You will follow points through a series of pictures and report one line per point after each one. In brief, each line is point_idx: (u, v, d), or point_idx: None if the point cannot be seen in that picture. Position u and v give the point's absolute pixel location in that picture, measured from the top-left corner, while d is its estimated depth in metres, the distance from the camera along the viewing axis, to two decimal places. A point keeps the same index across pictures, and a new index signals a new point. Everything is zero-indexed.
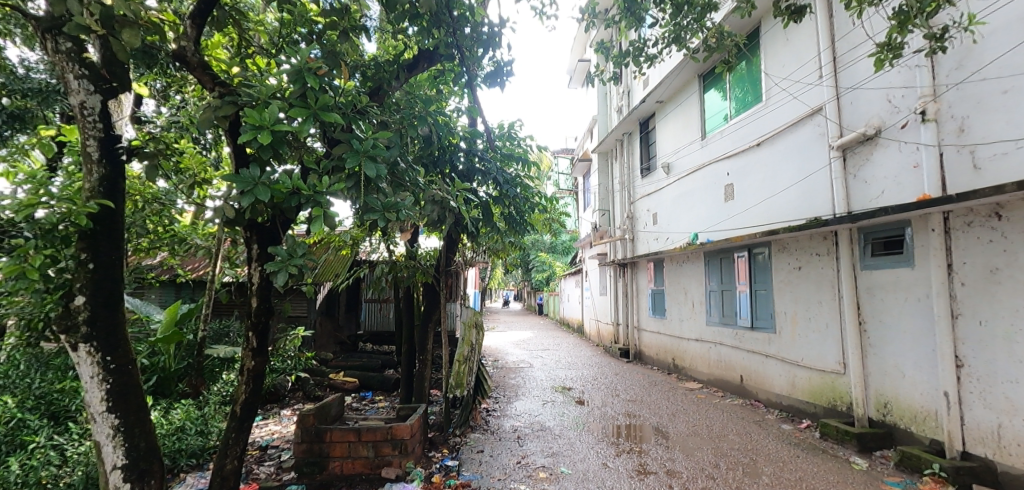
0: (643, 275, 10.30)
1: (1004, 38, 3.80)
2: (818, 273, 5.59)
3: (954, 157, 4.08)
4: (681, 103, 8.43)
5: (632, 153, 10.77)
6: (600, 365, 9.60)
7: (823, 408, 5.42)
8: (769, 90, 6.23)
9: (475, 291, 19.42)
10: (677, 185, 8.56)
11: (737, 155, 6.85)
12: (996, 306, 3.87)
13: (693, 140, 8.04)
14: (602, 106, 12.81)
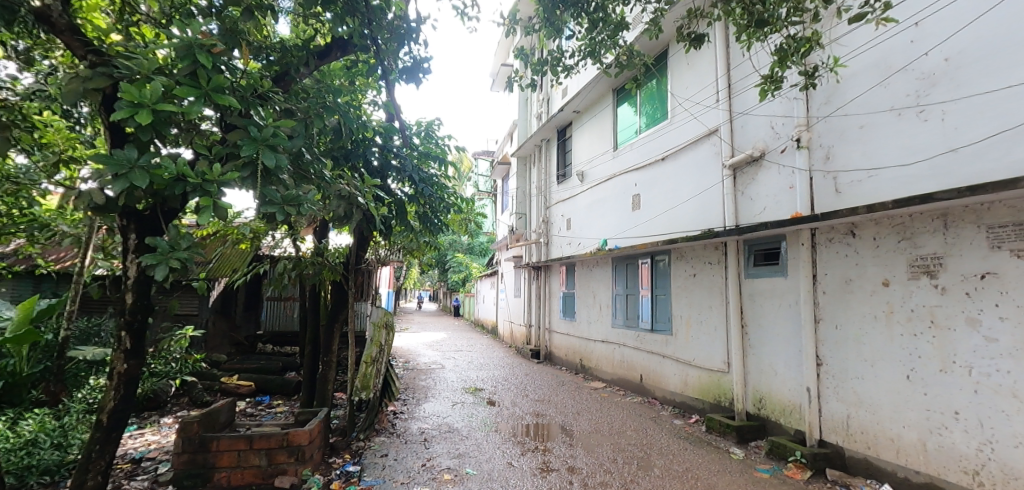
0: (555, 277, 10.63)
1: (860, 79, 4.44)
2: (709, 280, 6.10)
3: (821, 182, 4.67)
4: (596, 114, 8.81)
5: (549, 159, 11.09)
6: (512, 366, 9.76)
7: (709, 404, 5.92)
8: (674, 109, 6.69)
9: (388, 291, 19.00)
10: (590, 192, 8.94)
11: (645, 167, 7.27)
12: (849, 311, 4.50)
13: (606, 151, 8.44)
14: (523, 111, 13.09)
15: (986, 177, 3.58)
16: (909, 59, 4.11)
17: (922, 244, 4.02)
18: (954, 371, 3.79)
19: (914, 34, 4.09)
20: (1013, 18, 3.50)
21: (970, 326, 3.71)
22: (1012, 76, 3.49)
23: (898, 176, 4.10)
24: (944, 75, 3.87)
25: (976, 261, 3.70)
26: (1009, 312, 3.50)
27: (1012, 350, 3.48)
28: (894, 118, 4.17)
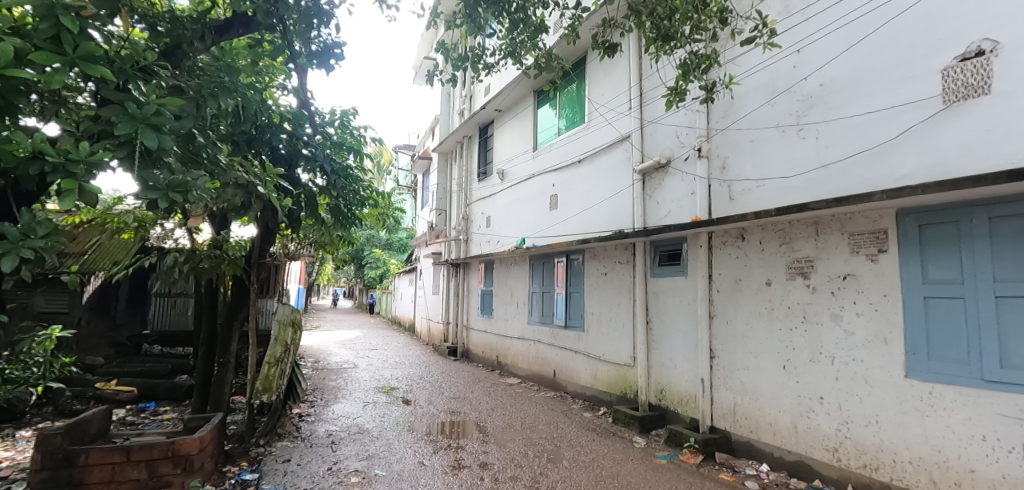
0: (474, 274, 10.65)
1: (751, 97, 4.89)
2: (619, 279, 6.41)
3: (717, 189, 5.08)
4: (518, 114, 8.94)
5: (470, 156, 11.08)
6: (428, 364, 9.65)
7: (616, 396, 6.23)
8: (591, 113, 6.96)
9: (298, 288, 17.99)
10: (510, 191, 9.04)
11: (563, 168, 7.49)
12: (737, 308, 4.94)
13: (526, 151, 8.59)
14: (445, 107, 12.98)
15: (849, 191, 4.14)
16: (792, 82, 4.60)
17: (798, 248, 4.52)
18: (821, 361, 4.32)
19: (796, 61, 4.59)
20: (873, 55, 4.07)
21: (834, 321, 4.26)
22: (870, 104, 4.06)
23: (781, 187, 4.58)
24: (819, 99, 4.39)
25: (840, 263, 4.25)
26: (864, 309, 4.09)
27: (866, 342, 4.07)
28: (779, 134, 4.64)
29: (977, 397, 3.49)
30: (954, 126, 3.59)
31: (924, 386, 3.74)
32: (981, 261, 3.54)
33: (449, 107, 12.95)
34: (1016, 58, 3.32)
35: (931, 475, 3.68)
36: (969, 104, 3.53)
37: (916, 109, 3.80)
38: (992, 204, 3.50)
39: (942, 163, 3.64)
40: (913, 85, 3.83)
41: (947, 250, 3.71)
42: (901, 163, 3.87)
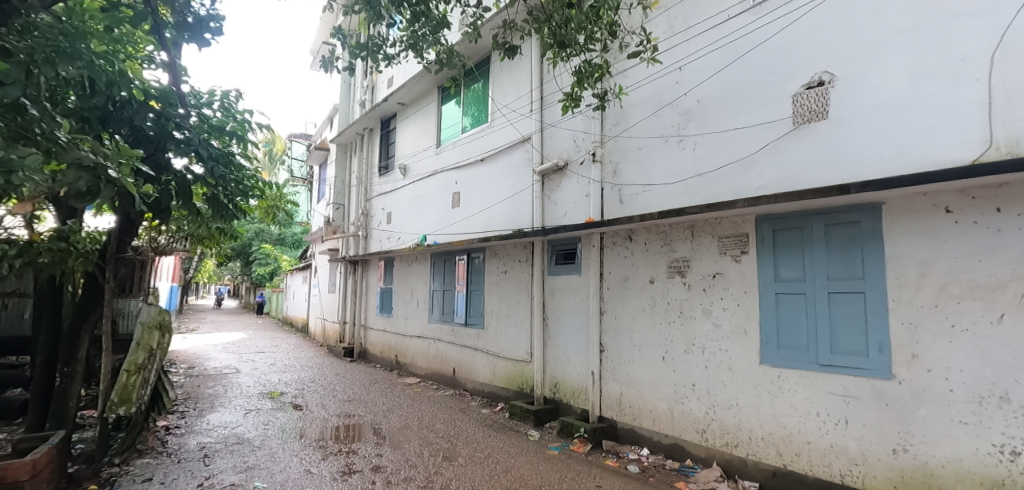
0: (373, 272, 10.32)
1: (640, 108, 5.25)
2: (518, 276, 6.57)
3: (609, 192, 5.40)
4: (422, 109, 8.80)
5: (371, 149, 10.71)
6: (322, 366, 9.18)
7: (513, 392, 6.40)
8: (494, 113, 7.05)
9: (167, 286, 16.17)
10: (412, 187, 8.88)
11: (466, 167, 7.50)
12: (624, 304, 5.30)
13: (429, 147, 8.48)
14: (345, 97, 12.43)
15: (718, 198, 4.60)
16: (674, 97, 5.00)
17: (677, 249, 4.94)
18: (694, 352, 4.76)
19: (678, 77, 5.00)
20: (741, 77, 4.56)
21: (705, 315, 4.71)
22: (737, 121, 4.55)
23: (664, 192, 4.97)
24: (697, 113, 4.82)
25: (710, 262, 4.71)
26: (729, 304, 4.58)
27: (730, 333, 4.55)
28: (663, 143, 5.03)
29: (813, 379, 4.07)
30: (800, 145, 4.17)
31: (774, 371, 4.28)
32: (818, 263, 4.12)
33: (349, 97, 12.48)
34: (847, 90, 3.95)
35: (777, 449, 4.24)
36: (811, 127, 4.12)
37: (771, 128, 4.34)
38: (827, 214, 4.11)
39: (790, 177, 4.20)
40: (769, 107, 4.37)
41: (793, 253, 4.26)
42: (759, 175, 4.39)
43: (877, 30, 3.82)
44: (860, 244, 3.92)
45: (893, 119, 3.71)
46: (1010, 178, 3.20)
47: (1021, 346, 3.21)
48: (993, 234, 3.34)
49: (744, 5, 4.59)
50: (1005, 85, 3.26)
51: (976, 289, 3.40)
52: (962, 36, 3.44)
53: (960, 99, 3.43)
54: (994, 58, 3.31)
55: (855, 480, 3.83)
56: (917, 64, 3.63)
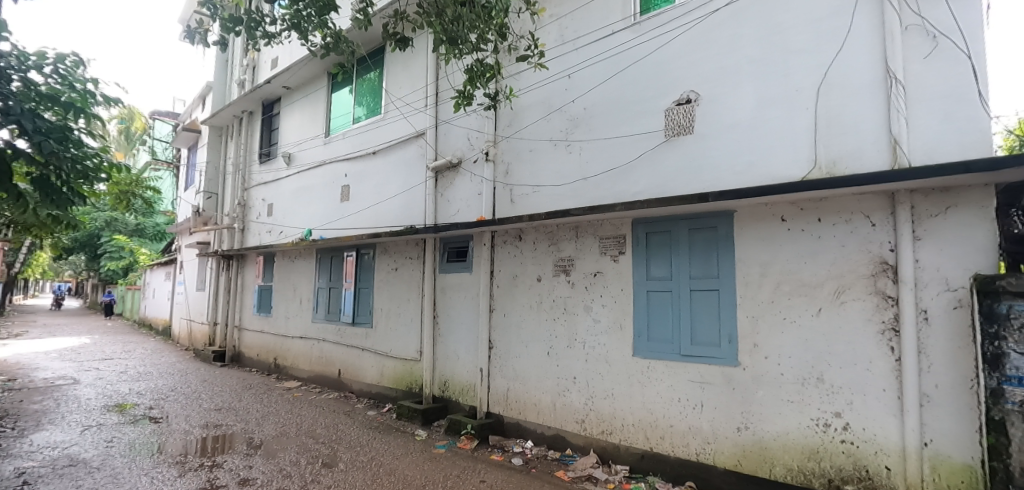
0: (251, 269, 9.53)
1: (532, 111, 5.41)
2: (409, 274, 6.44)
3: (501, 192, 5.50)
4: (310, 95, 8.28)
5: (251, 135, 9.87)
6: (186, 373, 8.29)
7: (401, 392, 6.28)
8: (387, 106, 6.84)
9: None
10: (298, 178, 8.33)
11: (358, 159, 7.18)
12: (513, 302, 5.43)
13: (318, 136, 8.01)
14: (221, 75, 11.32)
15: (599, 201, 4.89)
16: (563, 103, 5.22)
17: (562, 248, 5.16)
18: (576, 347, 5.01)
19: (567, 84, 5.23)
20: (623, 89, 4.88)
21: (586, 311, 4.98)
22: (618, 130, 4.86)
23: (552, 194, 5.17)
24: (583, 120, 5.08)
25: (592, 261, 4.98)
26: (607, 300, 4.88)
27: (608, 328, 4.86)
28: (552, 147, 5.23)
29: (676, 368, 4.48)
30: (670, 156, 4.57)
31: (644, 362, 4.65)
32: (682, 263, 4.53)
33: (227, 77, 11.38)
34: (709, 109, 4.41)
35: (646, 433, 4.61)
36: (679, 140, 4.53)
37: (646, 139, 4.70)
38: (691, 219, 4.53)
39: (661, 184, 4.58)
40: (645, 119, 4.73)
41: (662, 254, 4.64)
42: (635, 181, 4.73)
43: (733, 58, 4.32)
44: (716, 246, 4.39)
45: (743, 138, 4.22)
46: (828, 194, 3.78)
47: (832, 334, 3.83)
48: (815, 240, 3.94)
49: (627, 22, 4.92)
50: (826, 116, 3.87)
51: (802, 287, 3.98)
52: (797, 72, 4.02)
53: (794, 125, 4.00)
54: (819, 93, 3.91)
55: (707, 457, 4.30)
56: (764, 92, 4.16)
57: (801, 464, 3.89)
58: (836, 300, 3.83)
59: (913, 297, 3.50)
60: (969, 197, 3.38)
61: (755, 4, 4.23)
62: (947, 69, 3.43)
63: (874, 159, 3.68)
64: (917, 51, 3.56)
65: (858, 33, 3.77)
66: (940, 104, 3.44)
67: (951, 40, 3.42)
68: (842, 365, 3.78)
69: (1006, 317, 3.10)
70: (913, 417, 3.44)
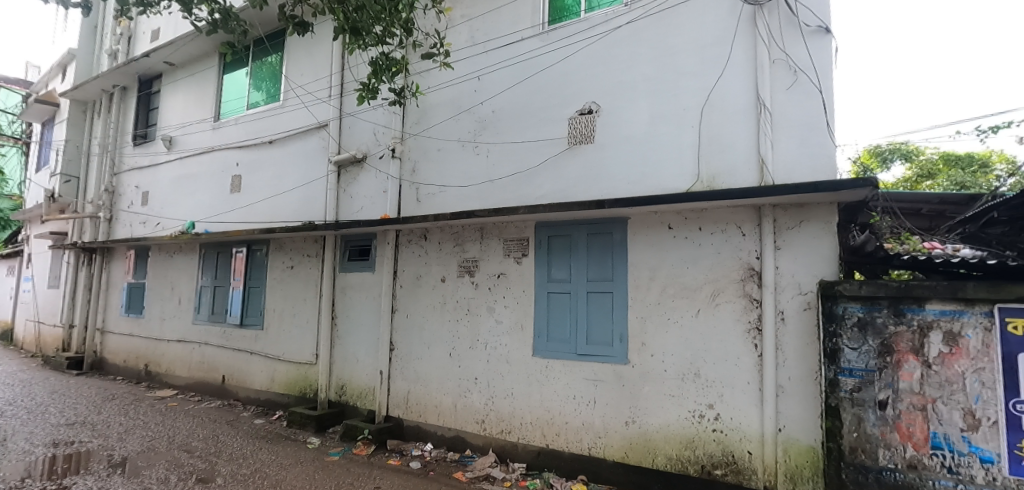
0: (120, 264, 8.49)
1: (440, 110, 5.37)
2: (306, 272, 6.10)
3: (406, 190, 5.40)
4: (198, 74, 7.57)
5: (125, 113, 8.80)
6: (31, 383, 7.18)
7: (294, 398, 5.97)
8: (286, 93, 6.44)
9: None
10: (182, 164, 7.58)
11: (252, 147, 6.66)
12: (416, 302, 5.36)
13: (206, 119, 7.34)
14: (88, 44, 10.00)
15: (505, 204, 4.96)
16: (472, 104, 5.23)
17: (468, 249, 5.18)
18: (478, 347, 5.05)
19: (476, 86, 5.25)
20: (530, 95, 4.99)
21: (489, 312, 5.05)
22: (524, 135, 4.97)
23: (458, 194, 5.17)
24: (491, 123, 5.12)
25: (496, 263, 5.05)
26: (510, 302, 4.97)
27: (509, 329, 4.95)
28: (460, 147, 5.22)
29: (572, 367, 4.66)
30: (571, 163, 4.74)
31: (542, 362, 4.78)
32: (580, 266, 4.72)
33: (96, 47, 10.03)
34: (608, 121, 4.64)
35: (542, 431, 4.74)
36: (580, 148, 4.72)
37: (550, 145, 4.85)
38: (589, 224, 4.74)
39: (563, 189, 4.75)
40: (549, 125, 4.87)
41: (562, 257, 4.81)
42: (539, 185, 4.85)
43: (631, 75, 4.59)
44: (611, 251, 4.62)
45: (637, 150, 4.49)
46: (707, 205, 4.13)
47: (708, 333, 4.18)
48: (696, 247, 4.29)
49: (535, 30, 5.04)
50: (708, 135, 4.24)
51: (684, 289, 4.30)
52: (684, 92, 4.35)
53: (681, 141, 4.33)
54: (702, 113, 4.27)
55: (598, 450, 4.51)
56: (656, 108, 4.46)
57: (679, 453, 4.21)
58: (712, 302, 4.19)
59: (773, 300, 3.93)
60: (818, 212, 3.85)
61: (651, 26, 4.53)
62: (804, 101, 3.90)
63: (745, 176, 4.09)
64: (781, 82, 4.01)
65: (736, 62, 4.18)
66: (797, 131, 3.91)
67: (807, 76, 3.90)
68: (715, 361, 4.14)
69: (841, 317, 3.63)
70: (771, 406, 3.86)
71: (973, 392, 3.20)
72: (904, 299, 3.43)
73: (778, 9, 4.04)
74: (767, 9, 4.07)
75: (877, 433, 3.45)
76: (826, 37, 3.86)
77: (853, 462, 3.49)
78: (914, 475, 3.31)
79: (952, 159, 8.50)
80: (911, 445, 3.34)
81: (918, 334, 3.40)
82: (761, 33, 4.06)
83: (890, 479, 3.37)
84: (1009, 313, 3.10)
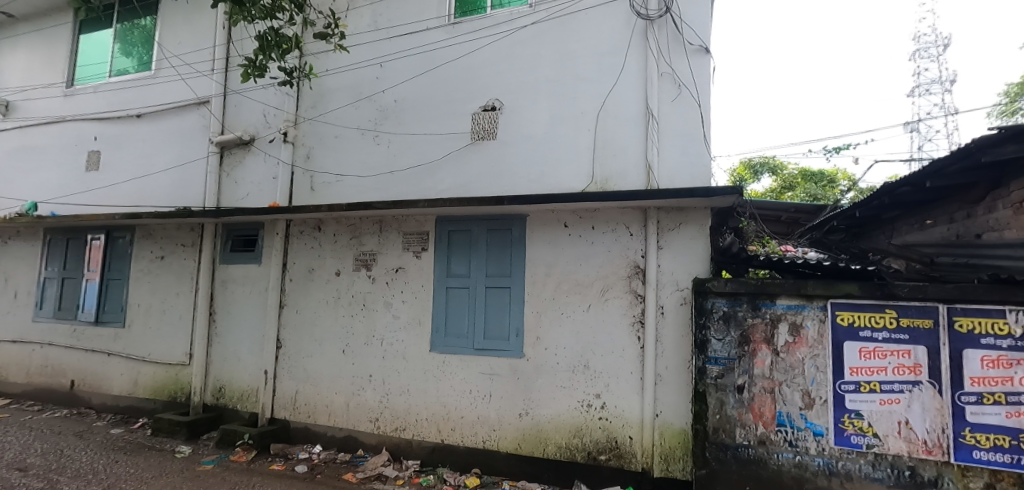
0: None
1: (339, 96, 5.14)
2: (179, 264, 5.61)
3: (299, 177, 5.14)
4: (47, 31, 6.54)
5: None
6: None
7: (162, 403, 5.49)
8: (160, 62, 5.79)
9: None
10: (21, 133, 6.49)
11: (116, 120, 5.90)
12: (308, 297, 5.17)
13: (56, 84, 6.36)
14: None
15: (405, 196, 4.87)
16: (373, 91, 5.07)
17: (365, 243, 5.07)
18: (373, 344, 4.96)
19: (378, 73, 5.08)
20: (433, 87, 4.92)
21: (386, 307, 4.96)
22: (427, 127, 4.89)
23: (356, 185, 5.00)
24: (393, 112, 4.99)
25: (395, 257, 4.98)
26: (408, 296, 4.91)
27: (406, 324, 4.89)
28: (359, 136, 5.04)
29: (468, 361, 4.68)
30: (473, 158, 4.74)
31: (440, 357, 4.76)
32: (480, 261, 4.76)
33: None
34: (510, 119, 4.71)
35: (438, 426, 4.72)
36: (482, 144, 4.74)
37: (452, 139, 4.82)
38: (489, 220, 4.78)
39: (464, 184, 4.74)
40: (452, 119, 4.84)
41: (462, 252, 4.82)
42: (441, 179, 4.80)
43: (533, 75, 4.69)
44: (510, 247, 4.71)
45: (537, 149, 4.61)
46: (599, 205, 4.33)
47: (597, 327, 4.40)
48: (588, 245, 4.49)
49: (441, 21, 4.97)
50: (602, 138, 4.45)
51: (576, 285, 4.49)
52: (582, 96, 4.53)
53: (578, 143, 4.50)
54: (598, 118, 4.48)
55: (492, 443, 4.57)
56: (556, 110, 4.60)
57: (568, 441, 4.39)
58: (602, 297, 4.42)
59: (655, 295, 4.23)
60: (694, 216, 4.22)
61: (553, 30, 4.66)
62: (686, 114, 4.23)
63: (634, 179, 4.34)
64: (667, 94, 4.30)
65: (629, 72, 4.43)
66: (679, 140, 4.23)
67: (689, 90, 4.24)
68: (603, 353, 4.37)
69: (710, 311, 3.97)
70: (650, 393, 4.16)
71: (810, 375, 3.70)
72: (760, 295, 3.85)
73: (667, 26, 4.34)
74: (658, 25, 4.35)
75: (735, 414, 3.83)
76: (706, 57, 4.22)
77: (715, 441, 3.84)
78: (763, 450, 3.74)
79: (809, 174, 9.98)
80: (761, 423, 3.76)
81: (770, 326, 3.83)
82: (651, 46, 4.33)
83: (744, 455, 3.78)
84: (840, 307, 3.63)
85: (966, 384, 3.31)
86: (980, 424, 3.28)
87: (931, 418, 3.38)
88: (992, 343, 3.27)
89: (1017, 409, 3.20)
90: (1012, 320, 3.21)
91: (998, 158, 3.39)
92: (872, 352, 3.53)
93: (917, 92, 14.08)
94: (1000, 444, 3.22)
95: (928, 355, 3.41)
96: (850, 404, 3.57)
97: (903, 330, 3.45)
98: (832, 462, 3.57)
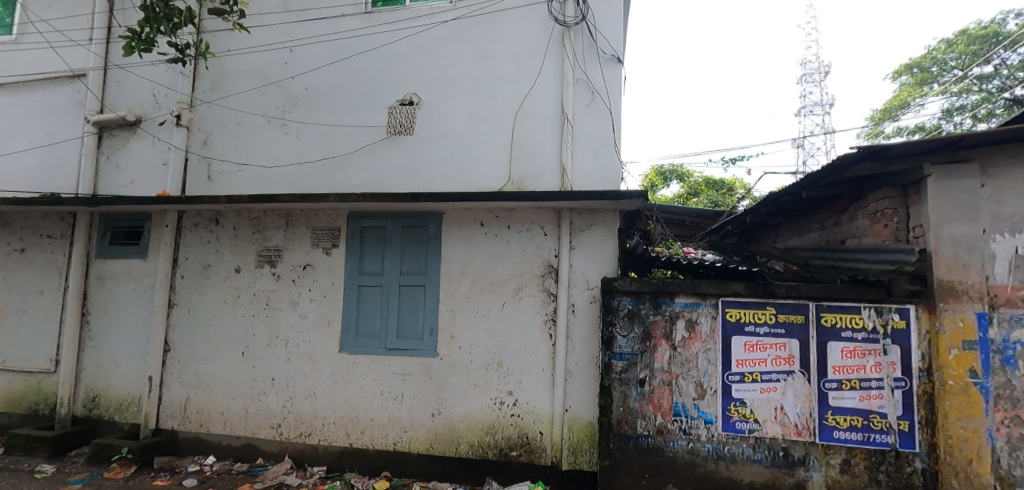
0: None
1: (243, 79, 4.85)
2: (44, 258, 5.01)
3: (194, 165, 4.79)
4: None
5: None
6: None
7: (19, 417, 4.89)
8: (23, 26, 5.09)
9: None
10: None
11: None
12: (202, 295, 4.82)
13: None
14: None
15: (314, 189, 4.67)
16: (282, 77, 4.82)
17: (269, 237, 4.81)
18: (276, 345, 4.69)
19: (288, 58, 4.83)
20: (347, 76, 4.75)
21: (291, 307, 4.72)
22: (339, 118, 4.71)
23: (261, 175, 4.72)
24: (302, 100, 4.77)
25: (302, 254, 4.75)
26: (315, 295, 4.70)
27: (314, 324, 4.68)
28: (264, 123, 4.78)
29: (379, 361, 4.55)
30: (389, 153, 4.63)
31: (350, 357, 4.59)
32: (394, 259, 4.64)
33: None
34: (427, 115, 4.63)
35: (346, 430, 4.55)
36: (399, 139, 4.63)
37: (368, 132, 4.66)
38: (404, 217, 4.68)
39: (379, 179, 4.61)
40: (368, 112, 4.68)
41: (375, 249, 4.69)
42: (355, 173, 4.64)
43: (452, 72, 4.65)
44: (425, 244, 4.64)
45: (455, 146, 4.57)
46: (515, 205, 4.38)
47: (512, 325, 4.45)
48: (504, 243, 4.53)
49: (356, 9, 4.82)
50: (519, 138, 4.50)
51: (491, 284, 4.51)
52: (501, 96, 4.56)
53: (495, 143, 4.52)
54: (515, 119, 4.53)
55: (403, 444, 4.47)
56: (475, 108, 4.59)
57: (480, 439, 4.40)
58: (516, 295, 4.47)
59: (566, 294, 4.35)
60: (604, 218, 4.40)
61: (473, 28, 4.66)
62: (598, 120, 4.39)
63: (549, 181, 4.44)
64: (582, 100, 4.44)
65: (546, 75, 4.52)
66: (592, 145, 4.39)
67: (602, 97, 4.40)
68: (516, 351, 4.42)
69: (616, 309, 4.13)
70: (560, 389, 4.28)
71: (703, 368, 3.97)
72: (661, 294, 4.08)
73: (583, 34, 4.48)
74: (574, 32, 4.48)
75: (637, 406, 4.02)
76: (617, 66, 4.41)
77: (619, 432, 4.00)
78: (660, 439, 3.96)
79: (711, 182, 11.00)
80: (660, 414, 3.98)
81: (669, 322, 4.06)
82: (567, 52, 4.45)
83: (644, 444, 3.98)
84: (729, 305, 3.94)
85: (829, 372, 3.75)
86: (840, 407, 3.72)
87: (800, 404, 3.78)
88: (850, 336, 3.73)
89: (868, 393, 3.68)
90: (867, 316, 3.71)
91: (859, 174, 3.85)
92: (755, 345, 3.88)
93: (801, 113, 15.85)
94: (855, 424, 3.68)
95: (800, 347, 3.81)
96: (736, 393, 3.89)
97: (780, 324, 3.84)
98: (720, 447, 3.87)
